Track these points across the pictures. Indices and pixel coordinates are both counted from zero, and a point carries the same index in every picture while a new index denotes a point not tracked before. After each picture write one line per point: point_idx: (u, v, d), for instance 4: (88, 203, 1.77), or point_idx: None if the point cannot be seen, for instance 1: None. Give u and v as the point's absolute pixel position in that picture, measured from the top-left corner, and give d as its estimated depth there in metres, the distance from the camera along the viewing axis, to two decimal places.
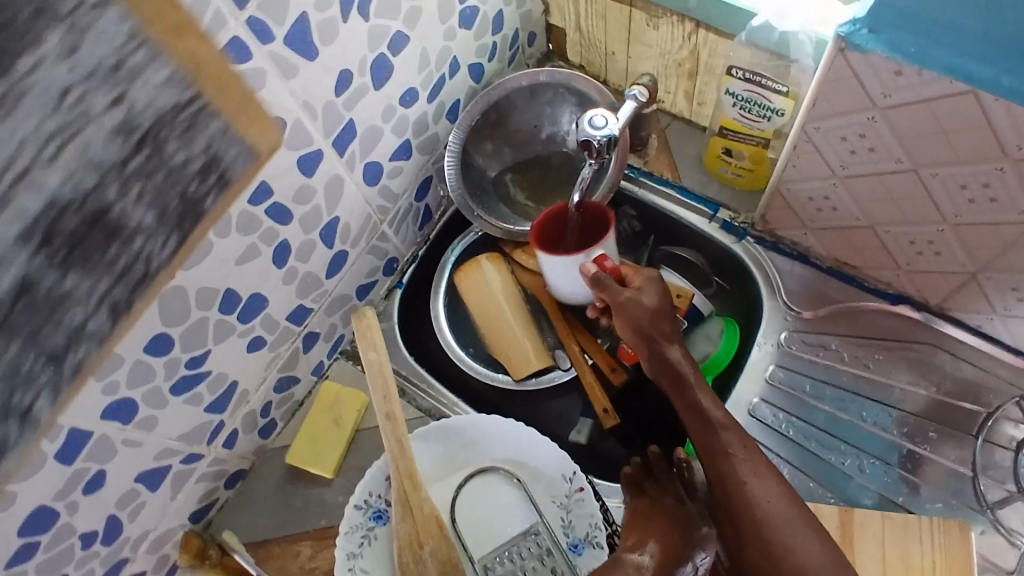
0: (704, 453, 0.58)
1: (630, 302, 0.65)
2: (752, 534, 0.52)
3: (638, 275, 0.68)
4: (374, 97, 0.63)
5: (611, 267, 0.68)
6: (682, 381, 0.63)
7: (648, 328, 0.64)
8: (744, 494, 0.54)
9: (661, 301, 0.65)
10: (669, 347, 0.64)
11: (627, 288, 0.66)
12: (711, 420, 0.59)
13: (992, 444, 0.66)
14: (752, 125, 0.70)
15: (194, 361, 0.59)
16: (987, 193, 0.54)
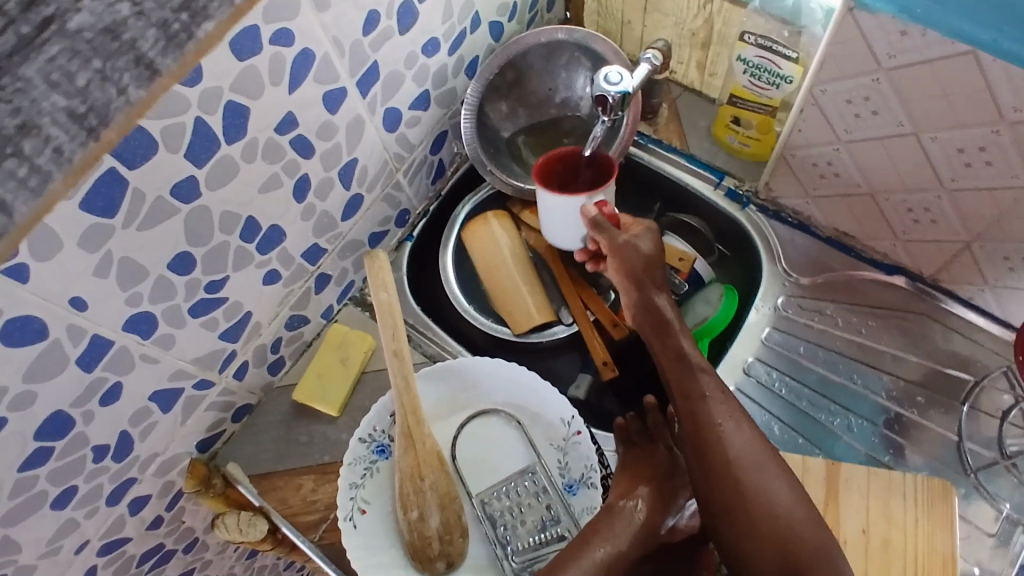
0: (681, 396, 0.60)
1: (627, 243, 0.67)
2: (723, 474, 0.55)
3: (638, 224, 0.70)
4: (400, 42, 0.65)
5: (610, 213, 0.70)
6: (665, 327, 0.64)
7: (641, 272, 0.66)
8: (716, 436, 0.56)
9: (657, 250, 0.67)
10: (658, 294, 0.66)
11: (625, 232, 0.68)
12: (690, 363, 0.61)
13: (976, 411, 0.68)
14: (761, 93, 0.73)
15: (212, 284, 0.61)
16: (982, 157, 0.56)
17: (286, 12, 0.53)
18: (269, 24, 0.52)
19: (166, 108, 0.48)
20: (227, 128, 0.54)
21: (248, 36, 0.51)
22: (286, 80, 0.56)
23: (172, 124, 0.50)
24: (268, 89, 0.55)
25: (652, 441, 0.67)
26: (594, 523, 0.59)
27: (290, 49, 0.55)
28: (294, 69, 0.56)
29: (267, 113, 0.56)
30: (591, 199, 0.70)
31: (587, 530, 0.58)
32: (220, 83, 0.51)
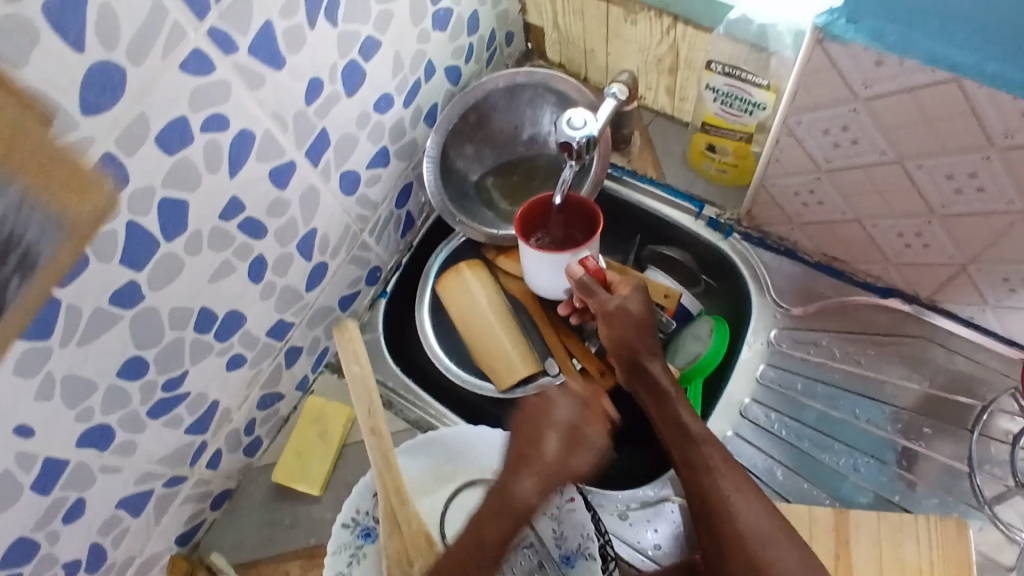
0: (685, 467, 0.57)
1: (620, 310, 0.64)
2: (729, 533, 0.52)
3: (624, 282, 0.67)
4: (348, 104, 0.61)
5: (595, 268, 0.66)
6: (662, 395, 0.61)
7: (634, 338, 0.64)
8: (722, 504, 0.53)
9: (648, 313, 0.65)
10: (652, 361, 0.63)
11: (615, 294, 0.65)
12: (691, 432, 0.58)
13: (987, 437, 0.65)
14: (734, 120, 0.69)
15: (171, 382, 0.58)
16: (974, 183, 0.52)
17: (217, 97, 0.49)
18: (196, 112, 0.48)
19: (93, 215, 0.45)
20: (165, 225, 0.50)
21: (176, 130, 0.47)
22: (225, 164, 0.52)
23: (102, 232, 0.46)
24: (205, 177, 0.51)
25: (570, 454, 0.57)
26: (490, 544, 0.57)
27: (226, 133, 0.51)
28: (233, 152, 0.53)
29: (208, 201, 0.52)
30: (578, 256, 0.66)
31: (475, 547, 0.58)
32: (151, 181, 0.47)
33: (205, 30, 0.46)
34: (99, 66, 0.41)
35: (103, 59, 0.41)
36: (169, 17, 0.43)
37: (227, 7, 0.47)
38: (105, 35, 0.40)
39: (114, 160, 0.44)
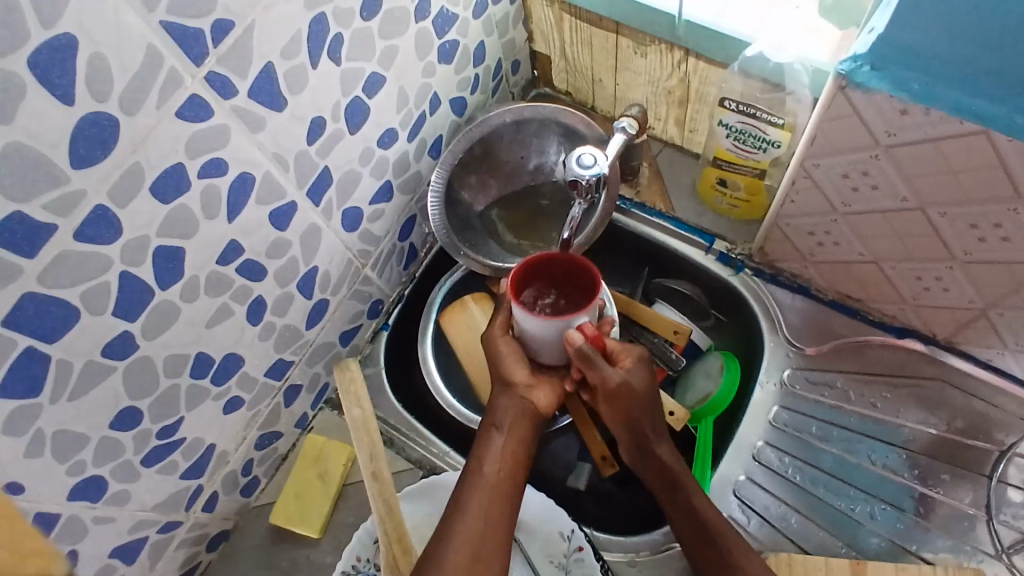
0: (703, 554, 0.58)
1: (623, 387, 0.59)
2: None
3: (624, 351, 0.62)
4: (351, 142, 0.59)
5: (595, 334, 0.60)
6: (671, 478, 0.61)
7: (637, 415, 0.61)
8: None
9: (651, 388, 0.61)
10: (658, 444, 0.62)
11: (617, 367, 0.60)
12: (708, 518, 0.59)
13: (1005, 484, 0.63)
14: (747, 156, 0.68)
15: (166, 430, 0.56)
16: (998, 233, 0.51)
17: (215, 143, 0.47)
18: (193, 159, 0.47)
19: (85, 268, 0.43)
20: (160, 274, 0.48)
21: (171, 177, 0.46)
22: (224, 209, 0.51)
23: (94, 285, 0.44)
24: (202, 224, 0.49)
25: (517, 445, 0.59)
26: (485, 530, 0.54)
27: (225, 178, 0.50)
28: (231, 197, 0.51)
29: (205, 247, 0.51)
30: (576, 321, 0.59)
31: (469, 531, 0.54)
32: (145, 231, 0.46)
33: (202, 75, 0.44)
34: (92, 117, 0.39)
35: (96, 109, 0.39)
36: (164, 63, 0.42)
37: (227, 51, 0.45)
38: (96, 87, 0.39)
39: (106, 213, 0.43)
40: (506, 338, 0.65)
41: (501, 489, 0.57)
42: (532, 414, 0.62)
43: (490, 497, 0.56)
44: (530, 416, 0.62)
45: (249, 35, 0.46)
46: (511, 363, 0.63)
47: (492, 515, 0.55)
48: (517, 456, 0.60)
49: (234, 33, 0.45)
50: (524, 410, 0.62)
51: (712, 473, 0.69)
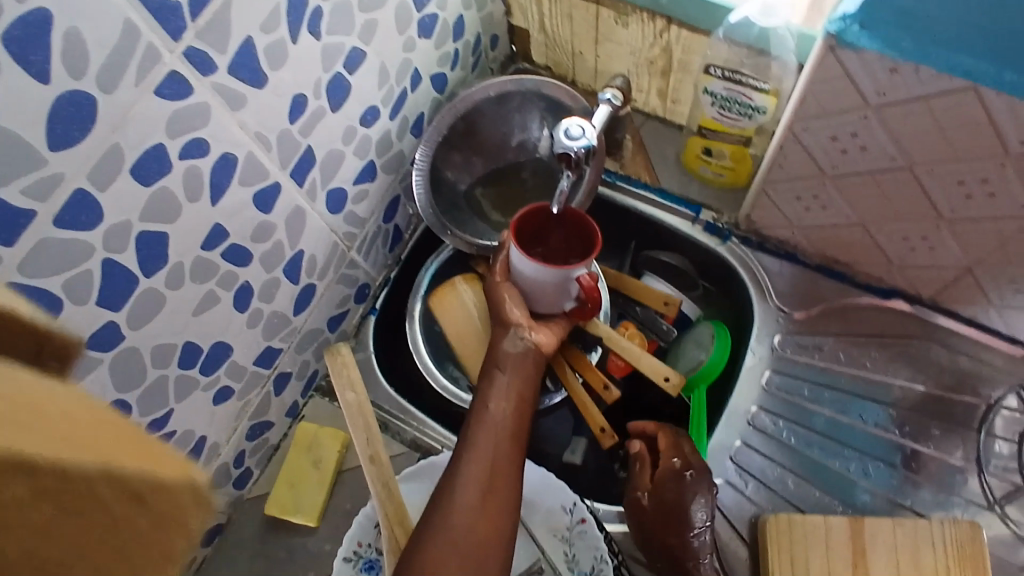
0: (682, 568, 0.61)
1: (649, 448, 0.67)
2: None
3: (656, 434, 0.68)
4: (333, 120, 0.58)
5: (591, 285, 0.61)
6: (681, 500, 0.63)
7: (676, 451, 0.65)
8: None
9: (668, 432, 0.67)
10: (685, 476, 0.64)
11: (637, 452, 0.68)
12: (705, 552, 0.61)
13: (993, 436, 0.65)
14: (732, 124, 0.68)
15: (156, 423, 0.54)
16: (985, 189, 0.51)
17: (196, 121, 0.46)
18: (174, 139, 0.45)
19: (66, 256, 0.41)
20: (144, 260, 0.46)
21: (152, 158, 0.44)
22: (206, 192, 0.49)
23: (74, 274, 0.42)
24: (185, 208, 0.48)
25: (528, 371, 0.61)
26: (495, 462, 0.54)
27: (206, 159, 0.48)
28: (214, 178, 0.49)
29: (189, 231, 0.49)
30: (575, 273, 0.61)
31: (479, 466, 0.53)
32: (127, 216, 0.44)
33: (181, 51, 0.43)
34: (68, 95, 0.38)
35: (73, 88, 0.38)
36: (142, 38, 0.40)
37: (205, 26, 0.43)
38: (71, 63, 0.37)
39: (86, 198, 0.41)
40: (507, 284, 0.65)
41: (509, 425, 0.57)
42: (535, 356, 0.62)
43: (501, 433, 0.56)
44: (534, 357, 0.62)
45: (228, 8, 0.44)
46: (510, 306, 0.64)
47: (502, 446, 0.55)
48: (519, 396, 0.59)
49: (212, 6, 0.43)
50: (527, 351, 0.62)
51: (707, 441, 0.70)
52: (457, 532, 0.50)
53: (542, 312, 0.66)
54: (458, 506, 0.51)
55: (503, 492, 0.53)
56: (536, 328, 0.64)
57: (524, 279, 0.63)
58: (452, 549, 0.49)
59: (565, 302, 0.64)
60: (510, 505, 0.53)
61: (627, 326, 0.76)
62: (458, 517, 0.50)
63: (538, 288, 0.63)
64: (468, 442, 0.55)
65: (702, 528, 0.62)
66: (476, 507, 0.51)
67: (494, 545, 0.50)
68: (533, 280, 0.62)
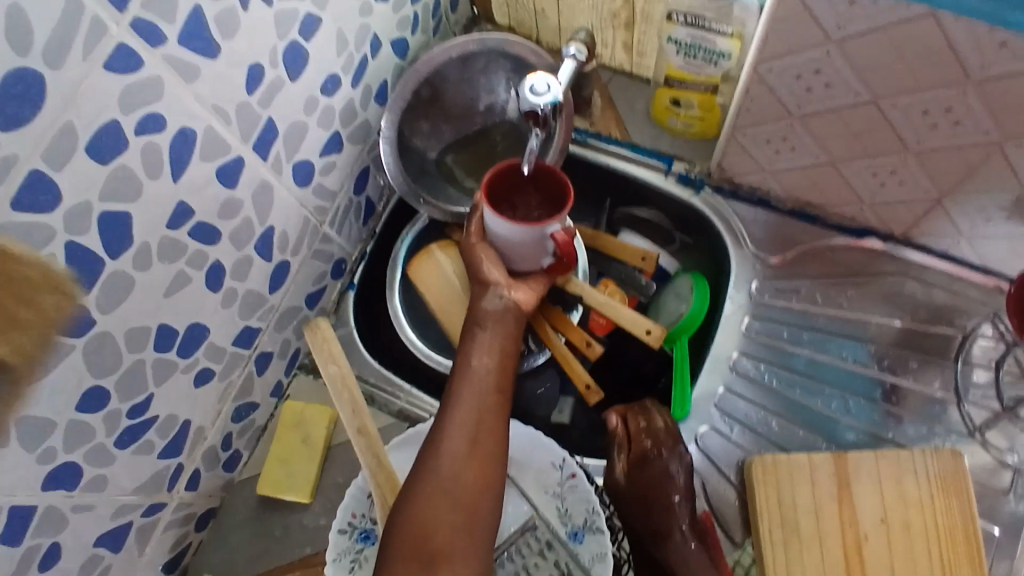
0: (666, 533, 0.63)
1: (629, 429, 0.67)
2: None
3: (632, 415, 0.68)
4: (292, 90, 0.57)
5: (566, 241, 0.61)
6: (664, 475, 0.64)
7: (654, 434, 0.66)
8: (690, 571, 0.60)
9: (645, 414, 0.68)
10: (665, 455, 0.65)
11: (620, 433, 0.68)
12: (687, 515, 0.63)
13: (970, 366, 0.66)
14: (698, 72, 0.68)
15: (137, 408, 0.54)
16: (950, 117, 0.51)
17: (149, 96, 0.45)
18: (129, 115, 0.44)
19: (26, 241, 0.40)
20: (109, 242, 0.46)
21: (107, 136, 0.43)
22: (167, 169, 0.48)
23: (39, 258, 0.41)
24: (146, 187, 0.47)
25: (509, 326, 0.61)
26: (480, 416, 0.54)
27: (163, 135, 0.47)
28: (173, 154, 0.48)
29: (153, 211, 0.48)
30: (548, 230, 0.60)
31: (464, 422, 0.53)
32: (87, 196, 0.43)
33: (127, 23, 0.42)
34: (14, 73, 0.37)
35: (18, 65, 0.37)
36: (86, 10, 0.39)
37: None
38: (15, 38, 0.36)
39: (43, 179, 0.40)
40: (483, 245, 0.64)
41: (493, 380, 0.57)
42: (515, 313, 0.62)
43: (484, 388, 0.56)
44: (515, 314, 0.62)
45: None
46: (487, 265, 0.63)
47: (487, 400, 0.55)
48: (502, 352, 0.59)
49: None
50: (507, 309, 0.61)
51: (692, 390, 0.71)
52: (445, 485, 0.51)
53: (520, 270, 0.66)
54: (445, 461, 0.52)
55: (490, 444, 0.53)
56: (515, 286, 0.63)
57: (500, 240, 0.62)
58: (441, 503, 0.50)
59: (543, 258, 0.64)
60: (498, 456, 0.53)
61: (608, 285, 0.76)
62: (445, 471, 0.51)
63: (515, 248, 0.62)
64: (452, 398, 0.55)
65: (682, 500, 0.64)
66: (464, 458, 0.52)
67: (483, 496, 0.51)
68: (508, 240, 0.62)
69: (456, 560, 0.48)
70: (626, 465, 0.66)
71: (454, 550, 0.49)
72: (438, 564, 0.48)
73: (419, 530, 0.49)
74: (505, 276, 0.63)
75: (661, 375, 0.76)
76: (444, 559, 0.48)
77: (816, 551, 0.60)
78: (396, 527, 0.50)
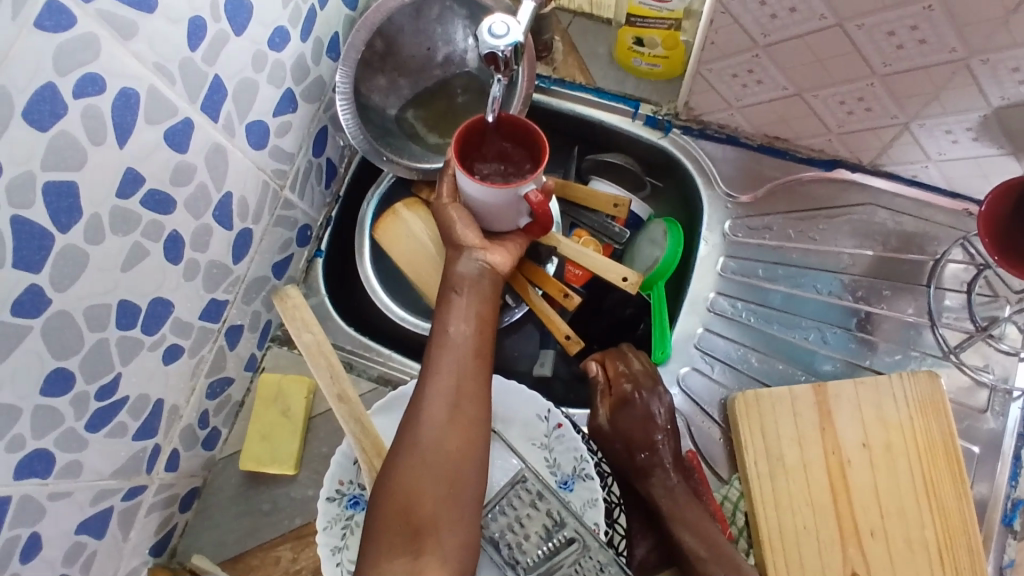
0: (646, 475, 0.63)
1: (608, 372, 0.67)
2: (687, 528, 0.59)
3: (612, 360, 0.68)
4: (237, 45, 0.54)
5: (540, 202, 0.58)
6: (646, 417, 0.64)
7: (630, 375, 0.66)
8: (679, 509, 0.61)
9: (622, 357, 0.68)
10: (644, 395, 0.65)
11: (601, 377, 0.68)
12: (669, 454, 0.64)
13: (942, 290, 0.67)
14: (660, 7, 0.66)
15: (104, 389, 0.52)
16: (915, 36, 0.50)
17: (83, 55, 0.42)
18: (64, 76, 0.41)
19: None
20: (57, 215, 0.43)
21: (42, 100, 0.40)
22: (111, 134, 0.45)
23: None
24: (90, 154, 0.44)
25: (486, 291, 0.59)
26: (460, 385, 0.53)
27: (105, 97, 0.44)
28: (117, 118, 0.45)
29: (101, 179, 0.45)
30: (521, 190, 0.58)
31: (444, 391, 0.52)
32: (29, 166, 0.41)
33: None
34: None
35: None
36: None
37: None
38: None
39: None
40: (457, 206, 0.63)
41: (471, 345, 0.55)
42: (489, 276, 0.60)
43: (462, 355, 0.54)
44: (489, 278, 0.60)
45: None
46: (461, 227, 0.62)
47: (465, 366, 0.54)
48: (479, 317, 0.57)
49: None
50: (482, 272, 0.60)
51: (671, 333, 0.71)
52: (428, 459, 0.50)
53: (496, 229, 0.64)
54: (426, 431, 0.51)
55: (472, 413, 0.52)
56: (490, 248, 0.61)
57: (473, 200, 0.60)
58: (424, 477, 0.50)
59: (520, 218, 0.62)
60: (479, 425, 0.52)
61: (581, 236, 0.74)
62: (427, 442, 0.51)
63: (488, 208, 0.60)
64: (430, 367, 0.54)
65: (663, 437, 0.64)
66: (445, 427, 0.51)
67: (465, 465, 0.51)
68: (480, 201, 0.60)
69: (441, 531, 0.48)
70: (609, 409, 0.67)
71: (440, 520, 0.49)
72: (425, 537, 0.48)
73: (404, 502, 0.49)
74: (480, 239, 0.61)
75: (640, 320, 0.77)
76: (430, 530, 0.48)
77: (802, 480, 0.61)
78: (380, 499, 0.50)
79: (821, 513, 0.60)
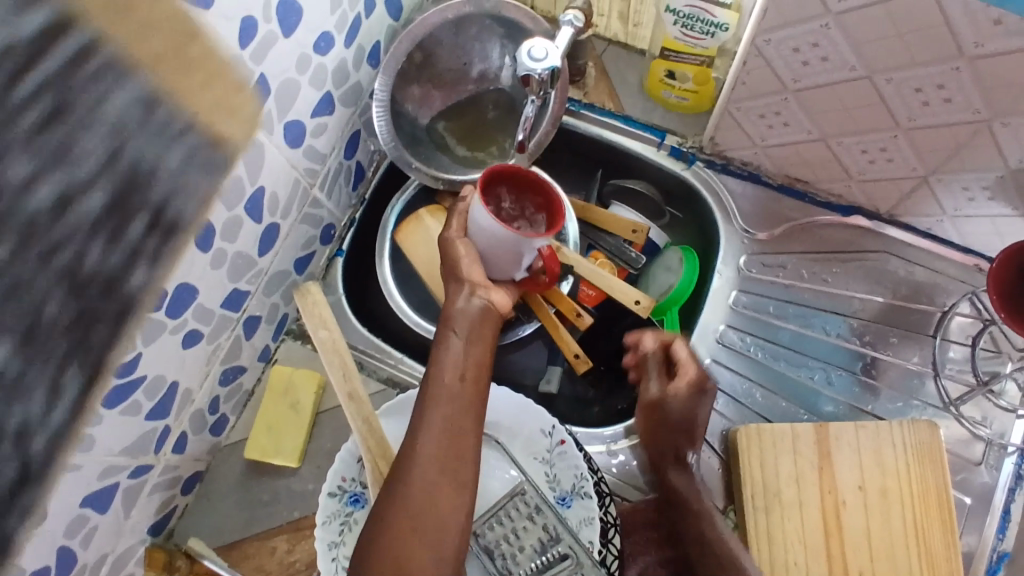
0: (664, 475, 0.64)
1: (665, 352, 0.68)
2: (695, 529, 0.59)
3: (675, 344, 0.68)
4: (286, 46, 0.55)
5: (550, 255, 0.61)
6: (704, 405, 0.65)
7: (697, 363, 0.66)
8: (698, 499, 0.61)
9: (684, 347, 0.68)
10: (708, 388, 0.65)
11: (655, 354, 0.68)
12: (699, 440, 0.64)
13: (947, 342, 0.68)
14: (695, 43, 0.68)
15: (124, 367, 0.53)
16: (941, 94, 0.52)
17: None
18: None
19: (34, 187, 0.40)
20: None
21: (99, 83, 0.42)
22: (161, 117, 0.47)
23: None
24: None
25: (485, 336, 0.59)
26: (453, 436, 0.53)
27: None
28: None
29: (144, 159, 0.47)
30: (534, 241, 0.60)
31: (436, 442, 0.53)
32: None
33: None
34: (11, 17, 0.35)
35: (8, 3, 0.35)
36: None
37: None
38: None
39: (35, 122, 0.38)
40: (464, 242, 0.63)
41: (466, 393, 0.55)
42: (489, 320, 0.60)
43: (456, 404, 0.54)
44: (489, 322, 0.60)
45: None
46: (467, 265, 0.62)
47: (459, 417, 0.54)
48: (477, 356, 0.58)
49: None
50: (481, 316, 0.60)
51: None
52: (418, 512, 0.51)
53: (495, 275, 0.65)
54: (416, 484, 0.51)
55: (462, 463, 0.53)
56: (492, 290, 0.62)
57: (482, 238, 0.61)
58: (415, 529, 0.50)
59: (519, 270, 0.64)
60: (470, 475, 0.53)
61: (597, 257, 0.76)
62: (417, 493, 0.51)
63: (494, 247, 0.61)
64: (425, 405, 0.54)
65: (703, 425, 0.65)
66: (436, 479, 0.52)
67: (454, 517, 0.51)
68: (489, 240, 0.61)
69: None
70: (662, 382, 0.67)
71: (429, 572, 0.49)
72: None
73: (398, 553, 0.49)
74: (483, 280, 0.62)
75: None
76: None
77: (797, 517, 0.62)
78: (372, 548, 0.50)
79: (813, 551, 0.61)
